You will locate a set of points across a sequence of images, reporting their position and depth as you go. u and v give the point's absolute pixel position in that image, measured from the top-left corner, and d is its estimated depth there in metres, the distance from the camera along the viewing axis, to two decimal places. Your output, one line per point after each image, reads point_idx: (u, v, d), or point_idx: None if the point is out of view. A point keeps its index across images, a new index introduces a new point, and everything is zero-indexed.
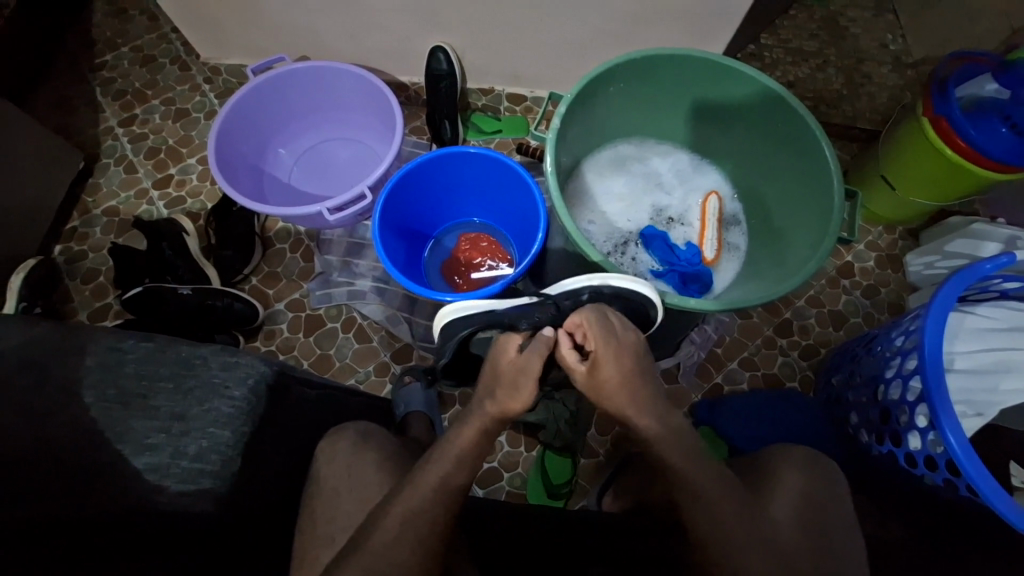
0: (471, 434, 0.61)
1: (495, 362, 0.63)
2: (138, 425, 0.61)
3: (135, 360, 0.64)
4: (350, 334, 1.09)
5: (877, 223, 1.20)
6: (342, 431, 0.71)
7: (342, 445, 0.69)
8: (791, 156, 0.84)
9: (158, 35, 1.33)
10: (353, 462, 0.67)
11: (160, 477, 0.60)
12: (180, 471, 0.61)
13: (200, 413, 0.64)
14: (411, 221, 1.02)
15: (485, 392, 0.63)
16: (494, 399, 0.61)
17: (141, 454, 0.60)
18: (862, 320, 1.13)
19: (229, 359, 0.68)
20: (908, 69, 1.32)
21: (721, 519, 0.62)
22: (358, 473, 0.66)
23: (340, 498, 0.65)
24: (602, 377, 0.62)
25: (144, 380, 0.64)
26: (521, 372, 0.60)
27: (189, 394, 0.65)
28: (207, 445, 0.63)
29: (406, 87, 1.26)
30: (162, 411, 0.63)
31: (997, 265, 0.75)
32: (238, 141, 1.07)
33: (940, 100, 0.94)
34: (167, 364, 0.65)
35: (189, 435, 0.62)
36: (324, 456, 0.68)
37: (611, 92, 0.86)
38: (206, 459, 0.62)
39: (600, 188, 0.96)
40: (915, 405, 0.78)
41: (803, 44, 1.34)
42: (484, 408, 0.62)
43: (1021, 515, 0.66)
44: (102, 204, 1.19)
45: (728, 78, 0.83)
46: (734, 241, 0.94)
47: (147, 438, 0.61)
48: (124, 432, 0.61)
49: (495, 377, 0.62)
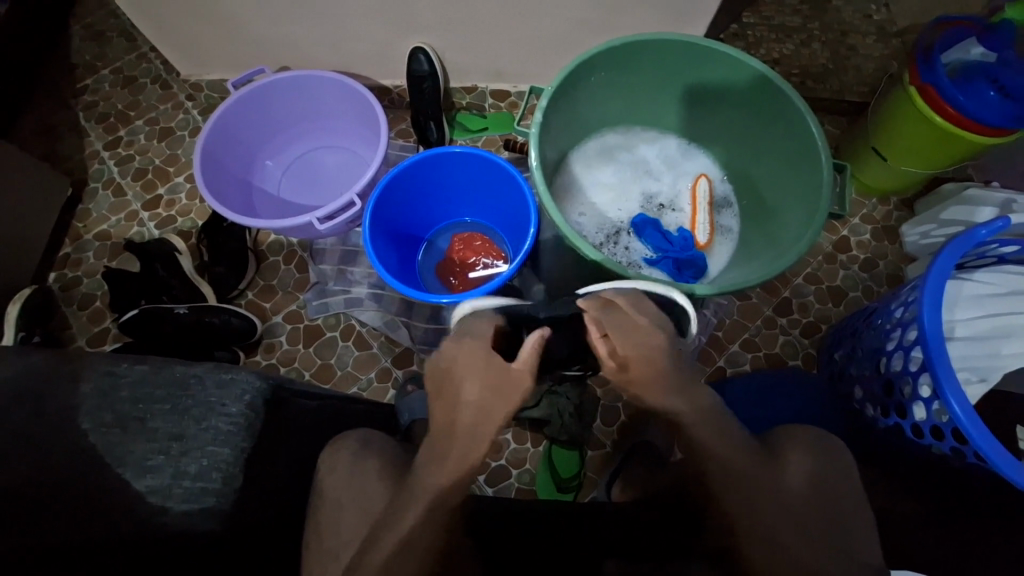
0: (461, 435, 0.58)
1: (461, 355, 0.61)
2: (138, 448, 0.61)
3: (131, 383, 0.64)
4: (349, 342, 1.09)
5: (870, 195, 1.20)
6: (343, 440, 0.71)
7: (342, 456, 0.69)
8: (778, 134, 0.83)
9: (138, 56, 1.32)
10: (355, 471, 0.67)
11: (163, 499, 0.60)
12: (183, 491, 0.61)
13: (199, 432, 0.64)
14: (402, 225, 1.02)
15: (453, 393, 0.59)
16: (468, 393, 0.58)
17: (142, 477, 0.60)
18: (861, 295, 1.13)
19: (223, 376, 0.68)
20: (893, 38, 1.31)
21: (734, 510, 0.62)
22: (361, 481, 0.66)
23: (344, 508, 0.64)
24: (633, 376, 0.61)
25: (142, 403, 0.63)
26: (509, 370, 0.59)
27: (187, 415, 0.64)
28: (207, 464, 0.63)
29: (389, 91, 1.25)
30: (161, 432, 0.63)
31: (992, 229, 0.75)
32: (223, 157, 1.06)
33: (926, 68, 0.93)
34: (164, 385, 0.65)
35: (188, 455, 0.62)
36: (325, 468, 0.68)
37: (593, 82, 0.86)
38: (208, 478, 0.62)
39: (589, 179, 0.96)
40: (917, 375, 0.78)
41: (785, 20, 1.34)
42: (465, 409, 0.58)
43: None
44: (94, 228, 1.18)
45: (711, 59, 0.82)
46: (726, 223, 0.94)
47: (148, 460, 0.61)
48: (125, 456, 0.61)
49: (467, 371, 0.59)
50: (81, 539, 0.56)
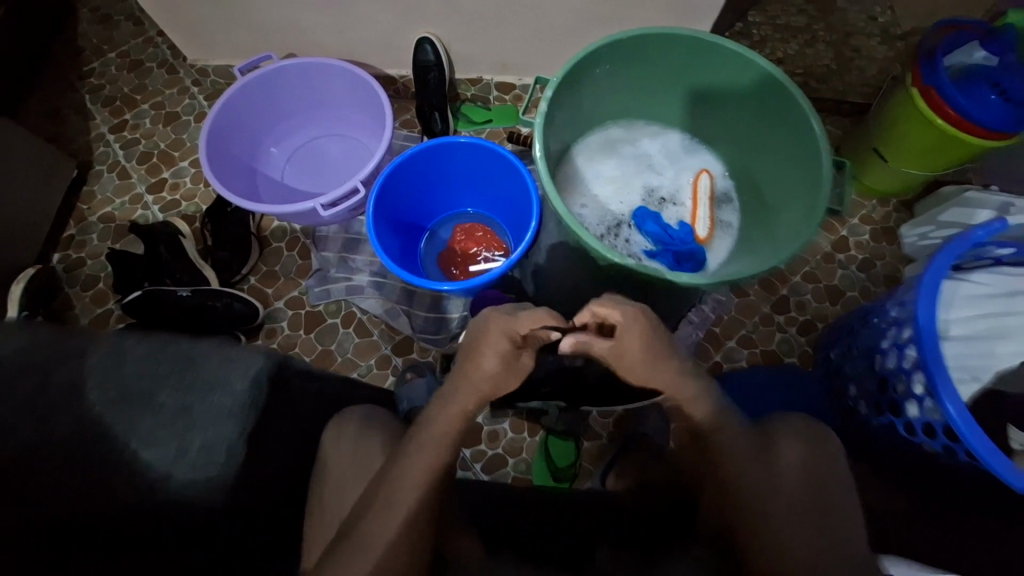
0: (448, 420, 0.64)
1: (488, 328, 0.64)
2: (145, 421, 0.60)
3: (137, 360, 0.62)
4: (350, 329, 1.10)
5: (870, 197, 1.20)
6: (347, 415, 0.71)
7: (347, 429, 0.69)
8: (780, 130, 0.84)
9: (144, 40, 1.32)
10: (359, 444, 0.68)
11: (168, 467, 0.59)
12: (191, 459, 0.60)
13: (204, 406, 0.61)
14: (405, 213, 1.03)
15: (470, 363, 0.64)
16: (486, 371, 0.63)
17: (148, 447, 0.59)
18: (858, 294, 1.14)
19: (231, 353, 0.65)
20: (897, 40, 1.31)
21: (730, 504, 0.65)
22: (363, 453, 0.68)
23: (342, 480, 0.66)
24: (625, 350, 0.65)
25: (146, 379, 0.61)
26: (516, 365, 0.65)
27: (191, 390, 0.62)
28: (213, 437, 0.61)
29: (395, 81, 1.26)
30: (167, 408, 0.60)
31: (989, 231, 0.76)
32: (228, 143, 1.07)
33: (929, 71, 0.95)
34: (169, 360, 0.62)
35: (194, 428, 0.61)
36: (329, 442, 0.69)
37: (598, 74, 0.86)
38: (213, 450, 0.60)
39: (592, 171, 0.96)
40: (911, 373, 0.79)
41: (790, 20, 1.34)
42: (468, 382, 0.64)
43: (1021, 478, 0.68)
44: (98, 211, 1.19)
45: (714, 55, 0.83)
46: (727, 218, 0.93)
47: (155, 431, 0.60)
48: (131, 428, 0.59)
49: (486, 350, 0.63)
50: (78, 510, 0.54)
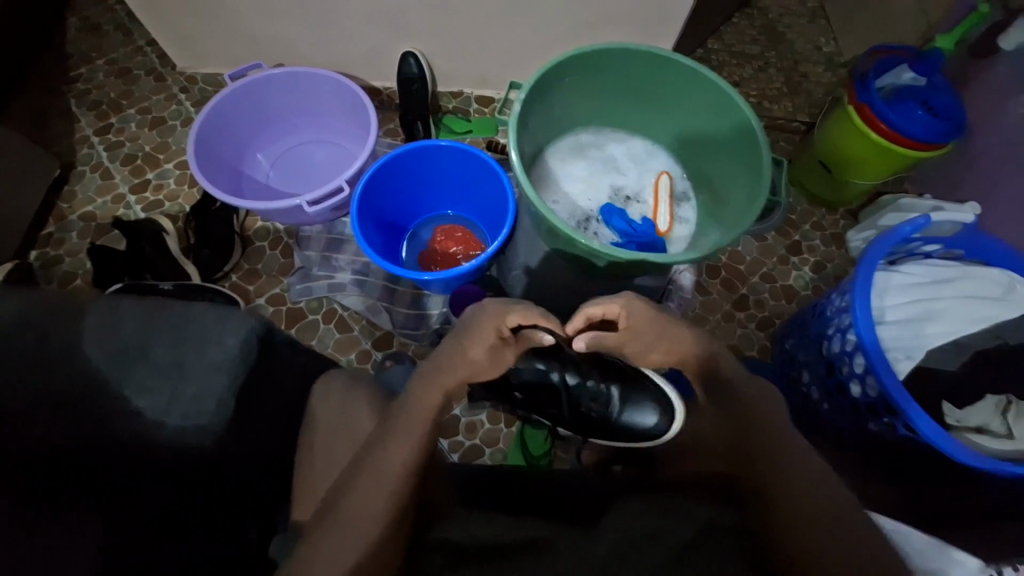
0: (427, 400, 0.66)
1: (482, 318, 0.68)
2: (139, 372, 0.60)
3: (131, 318, 0.61)
4: (331, 325, 1.12)
5: (819, 205, 1.31)
6: (334, 374, 0.72)
7: (335, 385, 0.70)
8: (729, 134, 0.92)
9: (133, 49, 1.36)
10: (347, 399, 0.69)
11: (160, 415, 0.60)
12: (182, 409, 0.60)
13: (196, 362, 0.61)
14: (388, 213, 1.08)
15: (456, 343, 0.68)
16: (469, 355, 0.67)
17: (142, 396, 0.60)
18: (812, 293, 1.23)
19: (223, 313, 0.64)
20: (840, 68, 1.46)
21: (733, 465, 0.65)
22: (349, 410, 0.69)
23: (331, 442, 0.67)
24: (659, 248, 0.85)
25: (142, 332, 0.61)
26: (500, 356, 0.70)
27: (186, 344, 0.61)
28: (204, 389, 0.61)
29: (380, 92, 1.32)
30: (160, 359, 0.60)
31: (915, 227, 0.86)
32: (216, 143, 1.11)
33: (863, 90, 1.07)
34: (164, 318, 0.62)
35: (188, 380, 0.61)
36: (318, 397, 0.69)
37: (566, 83, 0.94)
38: (203, 403, 0.61)
39: (563, 172, 1.04)
40: (853, 354, 0.87)
41: (745, 48, 1.47)
42: (451, 359, 0.68)
43: (958, 447, 0.74)
44: (79, 209, 1.20)
45: (670, 68, 0.92)
46: (685, 215, 1.01)
47: (148, 381, 0.60)
48: (126, 378, 0.60)
49: (474, 335, 0.67)
50: (64, 463, 0.55)
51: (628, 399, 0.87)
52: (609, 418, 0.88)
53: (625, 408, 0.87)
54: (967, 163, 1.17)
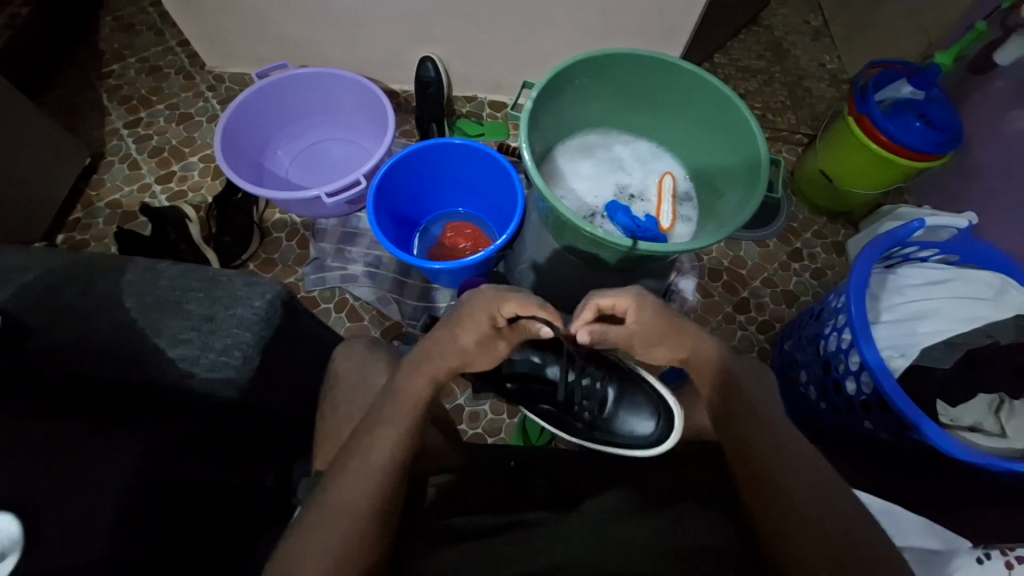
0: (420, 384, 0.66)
1: (476, 305, 0.68)
2: (172, 324, 0.61)
3: (171, 274, 0.63)
4: (342, 313, 1.16)
5: (821, 214, 1.34)
6: (354, 339, 0.81)
7: (356, 347, 0.79)
8: (730, 136, 0.96)
9: (164, 49, 1.43)
10: (363, 365, 0.77)
11: (191, 365, 0.61)
12: (209, 361, 0.62)
13: (226, 317, 0.62)
14: (401, 207, 1.13)
15: (448, 330, 0.69)
16: (460, 342, 0.68)
17: (175, 346, 0.61)
18: (811, 299, 1.25)
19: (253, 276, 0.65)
20: (843, 83, 1.50)
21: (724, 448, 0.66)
22: (365, 372, 0.77)
23: (346, 405, 0.74)
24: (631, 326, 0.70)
25: (178, 288, 0.62)
26: (492, 346, 0.70)
27: (216, 300, 0.62)
28: (231, 342, 0.62)
29: (397, 95, 1.38)
30: (194, 313, 0.61)
31: (909, 231, 0.89)
32: (240, 136, 1.16)
33: (862, 102, 1.11)
34: (200, 277, 0.63)
35: (217, 333, 0.62)
36: (340, 355, 0.79)
37: (576, 85, 0.99)
38: (230, 354, 0.62)
39: (570, 170, 1.08)
40: (848, 351, 0.89)
41: (751, 63, 1.53)
42: (443, 346, 0.68)
43: (950, 440, 0.75)
44: (106, 197, 1.26)
45: (675, 73, 0.96)
46: (686, 213, 1.05)
47: (181, 332, 0.61)
48: (161, 328, 0.61)
49: (468, 323, 0.68)
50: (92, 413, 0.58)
51: (622, 398, 0.83)
52: (600, 420, 0.82)
53: (619, 411, 0.82)
54: (967, 176, 1.20)
